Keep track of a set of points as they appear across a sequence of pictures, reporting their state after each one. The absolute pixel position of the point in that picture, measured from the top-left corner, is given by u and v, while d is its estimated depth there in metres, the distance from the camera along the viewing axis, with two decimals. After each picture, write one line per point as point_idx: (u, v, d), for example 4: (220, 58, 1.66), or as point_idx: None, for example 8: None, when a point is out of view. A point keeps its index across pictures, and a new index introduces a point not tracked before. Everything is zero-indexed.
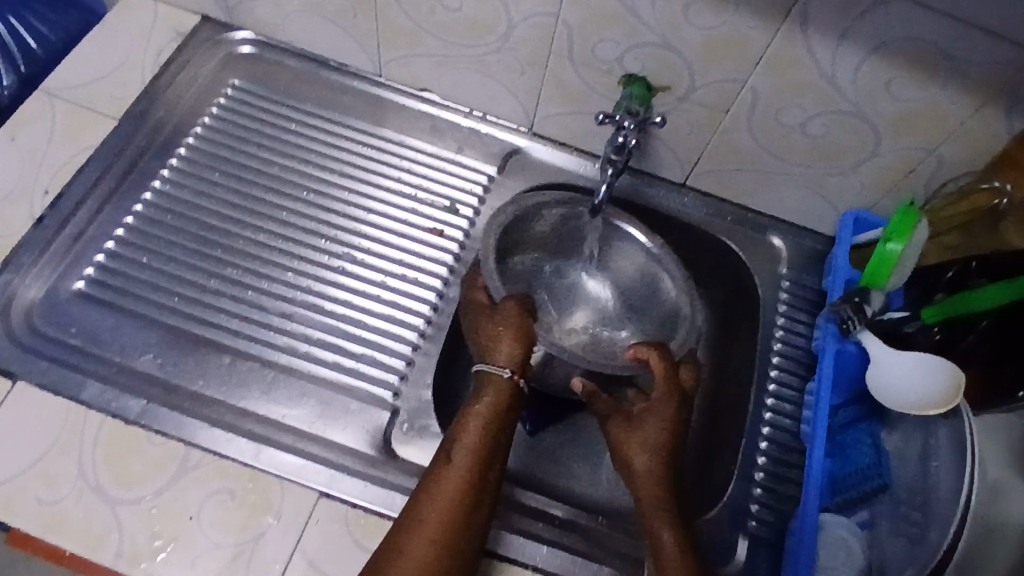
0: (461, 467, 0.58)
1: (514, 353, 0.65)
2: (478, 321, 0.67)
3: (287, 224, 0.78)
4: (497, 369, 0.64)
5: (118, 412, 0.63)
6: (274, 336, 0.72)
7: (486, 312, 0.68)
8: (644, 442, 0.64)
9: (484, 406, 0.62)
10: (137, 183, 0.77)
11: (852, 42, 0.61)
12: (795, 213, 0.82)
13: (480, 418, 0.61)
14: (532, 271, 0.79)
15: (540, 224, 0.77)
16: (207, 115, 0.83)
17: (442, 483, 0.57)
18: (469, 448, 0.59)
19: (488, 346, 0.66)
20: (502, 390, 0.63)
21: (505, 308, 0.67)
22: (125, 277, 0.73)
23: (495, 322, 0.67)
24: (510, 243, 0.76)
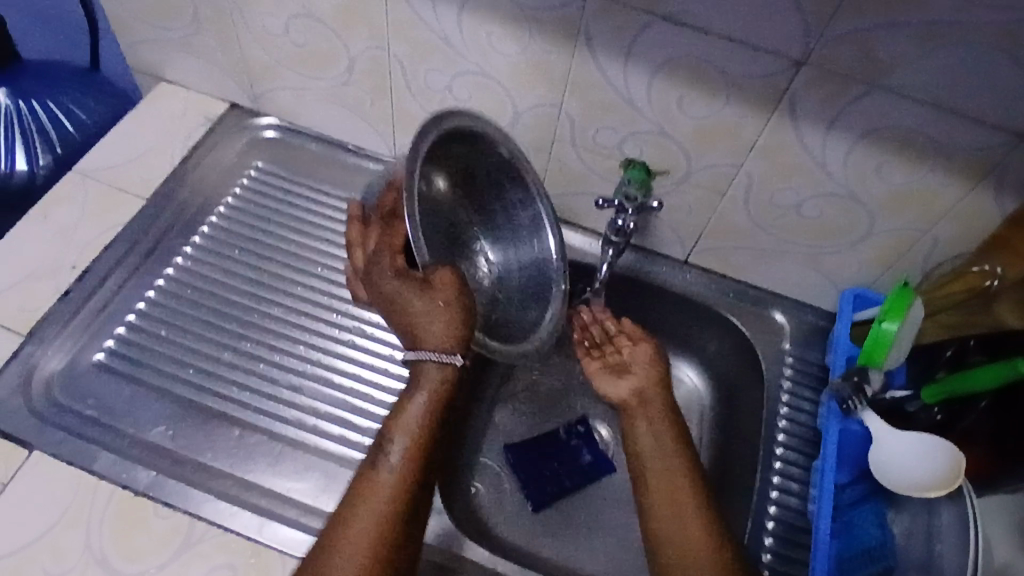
0: (390, 479, 0.58)
1: (452, 333, 0.61)
2: (409, 300, 0.62)
3: (300, 298, 0.81)
4: (445, 359, 0.61)
5: (128, 483, 0.64)
6: (283, 410, 0.73)
7: (416, 286, 0.62)
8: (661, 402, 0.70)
9: (415, 410, 0.60)
10: (160, 259, 0.81)
11: (840, 131, 0.64)
12: (797, 290, 0.83)
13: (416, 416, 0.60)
14: (437, 205, 0.70)
15: (457, 150, 0.70)
16: (230, 195, 0.88)
17: (372, 494, 0.57)
18: (399, 460, 0.58)
19: (421, 326, 0.61)
20: (435, 386, 0.61)
21: (438, 278, 0.62)
22: (143, 350, 0.75)
23: (434, 299, 0.61)
24: (433, 156, 0.68)
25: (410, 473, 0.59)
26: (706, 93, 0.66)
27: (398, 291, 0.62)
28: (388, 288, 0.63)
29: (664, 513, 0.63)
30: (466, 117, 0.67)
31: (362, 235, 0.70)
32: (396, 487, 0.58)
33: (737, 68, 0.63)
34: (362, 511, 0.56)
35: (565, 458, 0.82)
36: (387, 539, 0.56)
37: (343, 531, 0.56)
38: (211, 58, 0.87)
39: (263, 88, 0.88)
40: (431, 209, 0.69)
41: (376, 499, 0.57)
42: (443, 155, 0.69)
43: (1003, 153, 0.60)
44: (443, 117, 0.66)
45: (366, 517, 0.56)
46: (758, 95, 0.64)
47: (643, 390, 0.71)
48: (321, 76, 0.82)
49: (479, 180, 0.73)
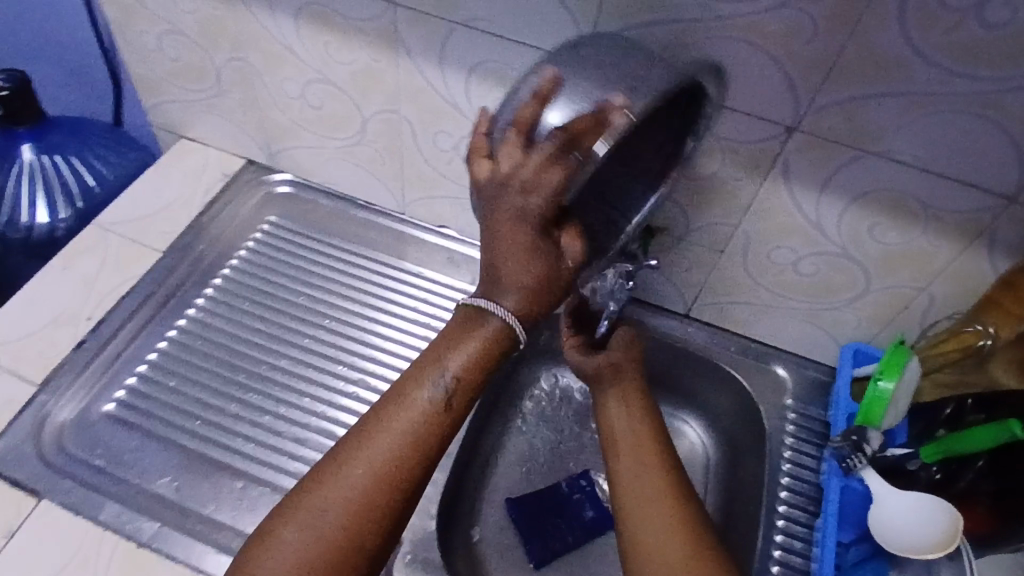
0: (429, 407, 0.54)
1: (530, 307, 0.57)
2: (539, 259, 0.56)
3: (307, 349, 0.83)
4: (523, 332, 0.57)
5: (132, 534, 0.65)
6: (287, 462, 0.74)
7: (549, 250, 0.56)
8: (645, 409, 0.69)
9: (461, 357, 0.56)
10: (173, 310, 0.84)
11: (833, 193, 0.66)
12: (798, 345, 0.84)
13: (462, 360, 0.56)
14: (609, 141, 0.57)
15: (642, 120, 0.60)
16: (243, 248, 0.90)
17: (401, 420, 0.54)
18: (440, 392, 0.55)
19: (509, 274, 0.56)
20: (490, 340, 0.56)
21: (568, 247, 0.58)
22: (152, 400, 0.77)
23: (552, 272, 0.56)
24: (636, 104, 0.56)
25: (455, 405, 0.55)
26: (704, 156, 0.68)
27: (529, 242, 0.56)
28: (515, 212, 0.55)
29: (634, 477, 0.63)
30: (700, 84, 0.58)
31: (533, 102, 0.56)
32: (427, 420, 0.54)
33: (733, 132, 0.65)
34: (389, 427, 0.54)
35: (567, 511, 0.81)
36: (405, 471, 0.53)
37: (359, 445, 0.53)
38: (231, 118, 0.91)
39: (279, 146, 0.91)
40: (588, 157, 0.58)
41: (406, 420, 0.54)
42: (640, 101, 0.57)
43: (992, 216, 0.62)
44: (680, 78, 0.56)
45: (388, 443, 0.53)
46: (753, 158, 0.67)
47: (617, 360, 0.73)
48: (335, 136, 0.86)
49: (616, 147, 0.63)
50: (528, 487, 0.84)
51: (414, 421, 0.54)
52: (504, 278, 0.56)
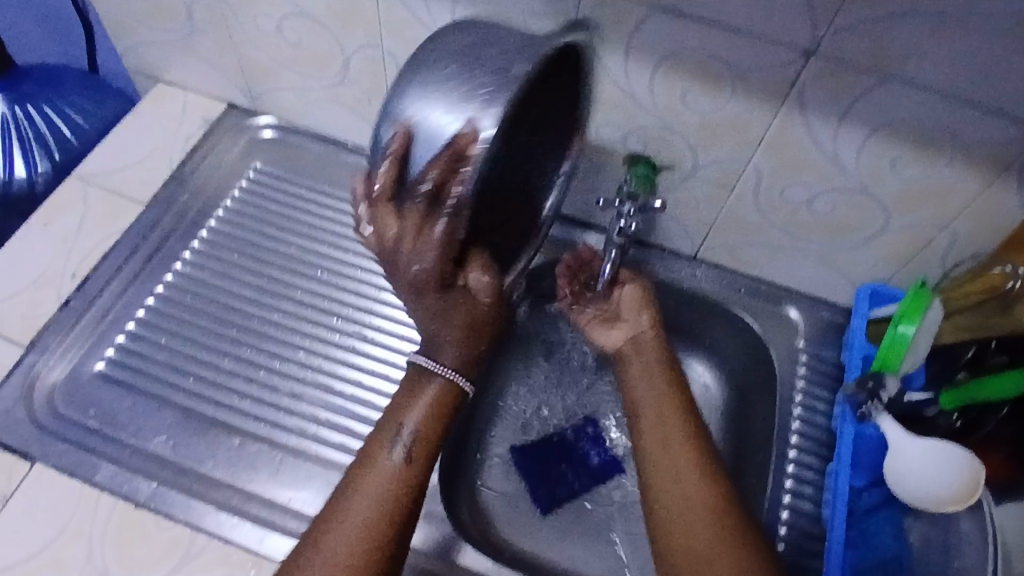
0: (396, 464, 0.58)
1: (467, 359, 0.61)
2: (453, 317, 0.59)
3: (300, 302, 0.80)
4: (450, 375, 0.60)
5: (129, 495, 0.65)
6: (284, 417, 0.73)
7: (459, 300, 0.59)
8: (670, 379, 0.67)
9: (414, 413, 0.60)
10: (159, 265, 0.80)
11: (852, 124, 0.61)
12: (811, 285, 0.80)
13: (416, 418, 0.60)
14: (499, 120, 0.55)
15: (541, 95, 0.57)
16: (229, 197, 0.87)
17: (371, 483, 0.57)
18: (403, 448, 0.59)
19: (443, 337, 0.60)
20: (438, 395, 0.60)
21: (476, 287, 0.59)
22: (143, 358, 0.75)
23: (469, 321, 0.60)
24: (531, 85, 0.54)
25: (418, 460, 0.59)
26: (711, 88, 0.63)
27: (436, 305, 0.58)
28: (418, 281, 0.57)
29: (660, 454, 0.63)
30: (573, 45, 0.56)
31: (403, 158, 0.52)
32: (397, 476, 0.58)
33: (742, 60, 0.60)
34: (363, 494, 0.57)
35: (573, 458, 0.80)
36: (384, 526, 0.55)
37: (335, 520, 0.56)
38: (208, 59, 0.85)
39: (261, 89, 0.86)
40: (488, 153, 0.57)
41: (379, 480, 0.57)
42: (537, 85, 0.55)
43: None
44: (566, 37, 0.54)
45: (364, 507, 0.56)
46: (764, 89, 0.62)
47: (639, 336, 0.72)
48: (318, 77, 0.81)
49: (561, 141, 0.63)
50: (531, 434, 0.82)
51: (381, 481, 0.57)
52: (441, 342, 0.61)
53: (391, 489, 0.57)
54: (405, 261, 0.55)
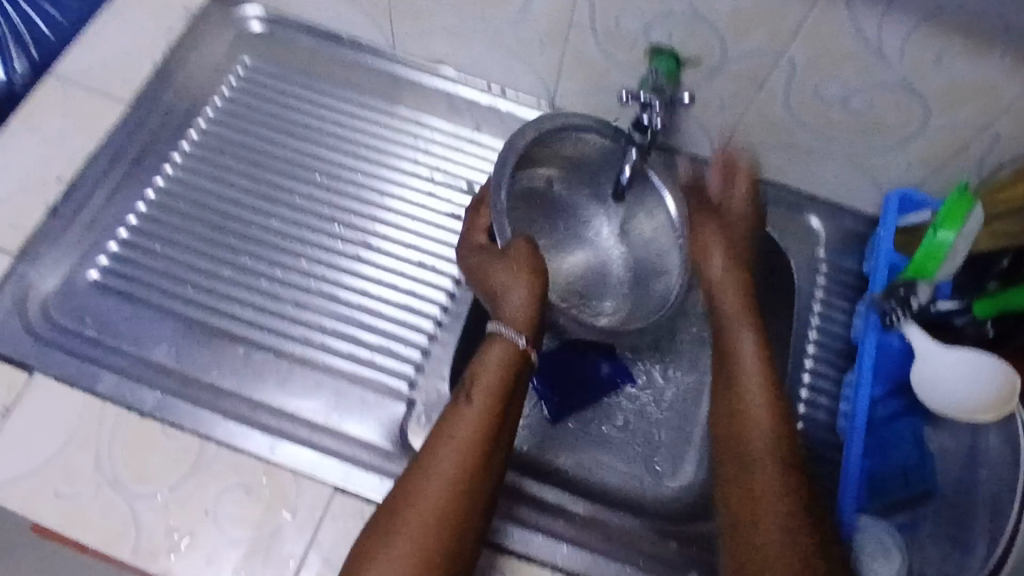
0: (477, 415, 0.55)
1: (529, 312, 0.59)
2: (492, 272, 0.61)
3: (299, 208, 0.76)
4: (509, 334, 0.58)
5: (134, 404, 0.63)
6: (288, 327, 0.70)
7: (496, 257, 0.62)
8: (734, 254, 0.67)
9: (489, 366, 0.57)
10: (148, 169, 0.76)
11: (900, 12, 0.56)
12: (835, 192, 0.77)
13: (491, 370, 0.57)
14: (534, 185, 0.73)
15: (571, 146, 0.71)
16: (218, 97, 0.81)
17: (455, 433, 0.54)
18: (481, 398, 0.56)
19: (504, 302, 0.60)
20: (506, 354, 0.58)
21: (515, 249, 0.61)
22: (137, 266, 0.71)
23: (510, 269, 0.60)
24: (535, 155, 0.70)
25: (495, 424, 0.55)
26: None
27: (479, 263, 0.63)
28: (480, 263, 0.63)
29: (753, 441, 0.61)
30: (588, 120, 0.68)
31: (472, 205, 0.68)
32: (479, 424, 0.55)
33: None
34: (448, 448, 0.53)
35: (588, 378, 0.75)
36: (471, 477, 0.53)
37: (422, 476, 0.52)
38: None
39: None
40: (518, 191, 0.72)
41: (463, 431, 0.54)
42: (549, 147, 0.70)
43: None
44: (563, 117, 0.68)
45: (449, 457, 0.53)
46: None
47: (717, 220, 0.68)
48: None
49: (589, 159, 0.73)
50: (552, 351, 0.76)
51: (465, 430, 0.54)
52: (501, 307, 0.60)
53: (475, 438, 0.54)
54: (469, 255, 0.64)
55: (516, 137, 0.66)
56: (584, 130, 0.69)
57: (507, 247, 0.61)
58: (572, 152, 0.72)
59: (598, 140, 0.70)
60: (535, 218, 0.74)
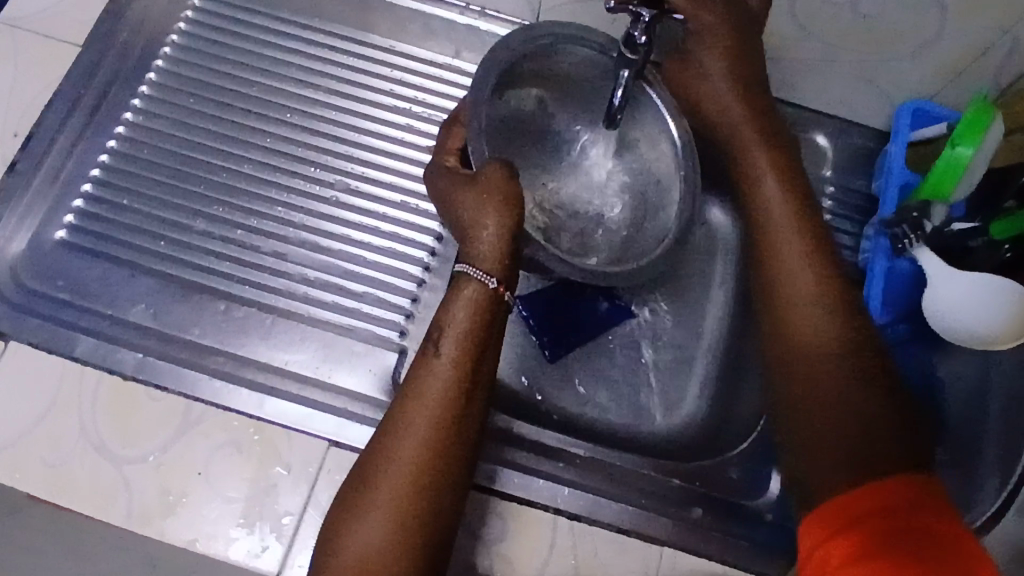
0: (445, 371, 0.52)
1: (498, 249, 0.54)
2: (461, 202, 0.56)
3: (272, 150, 0.71)
4: (480, 277, 0.53)
5: (115, 367, 0.61)
6: (269, 279, 0.67)
7: (465, 184, 0.56)
8: (728, 59, 0.62)
9: (457, 319, 0.53)
10: (107, 116, 0.71)
11: None
12: (843, 106, 0.71)
13: (459, 322, 0.53)
14: (517, 112, 0.65)
15: (558, 62, 0.64)
16: (175, 32, 0.75)
17: (423, 393, 0.51)
18: (449, 354, 0.52)
19: (476, 238, 0.54)
20: (475, 305, 0.53)
21: (487, 175, 0.54)
22: (106, 223, 0.68)
23: (478, 197, 0.54)
24: (518, 76, 0.62)
25: (466, 379, 0.52)
26: None
27: (448, 189, 0.57)
28: (448, 193, 0.57)
29: (804, 321, 0.58)
30: (585, 31, 0.61)
31: (447, 123, 0.63)
32: (449, 382, 0.51)
33: None
34: (417, 410, 0.51)
35: (583, 315, 0.72)
36: (443, 437, 0.50)
37: (391, 440, 0.50)
38: None
39: None
40: (503, 117, 0.63)
41: (431, 391, 0.51)
42: (532, 68, 0.63)
43: None
44: (560, 26, 0.61)
45: (418, 419, 0.50)
46: None
47: (702, 54, 0.63)
48: None
49: (578, 78, 0.65)
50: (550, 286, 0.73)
51: (433, 390, 0.51)
52: (469, 241, 0.55)
53: (445, 396, 0.51)
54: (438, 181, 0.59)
55: (500, 45, 0.59)
56: (579, 46, 0.62)
57: (478, 172, 0.55)
58: (564, 69, 0.64)
59: (596, 58, 0.63)
60: (520, 148, 0.66)
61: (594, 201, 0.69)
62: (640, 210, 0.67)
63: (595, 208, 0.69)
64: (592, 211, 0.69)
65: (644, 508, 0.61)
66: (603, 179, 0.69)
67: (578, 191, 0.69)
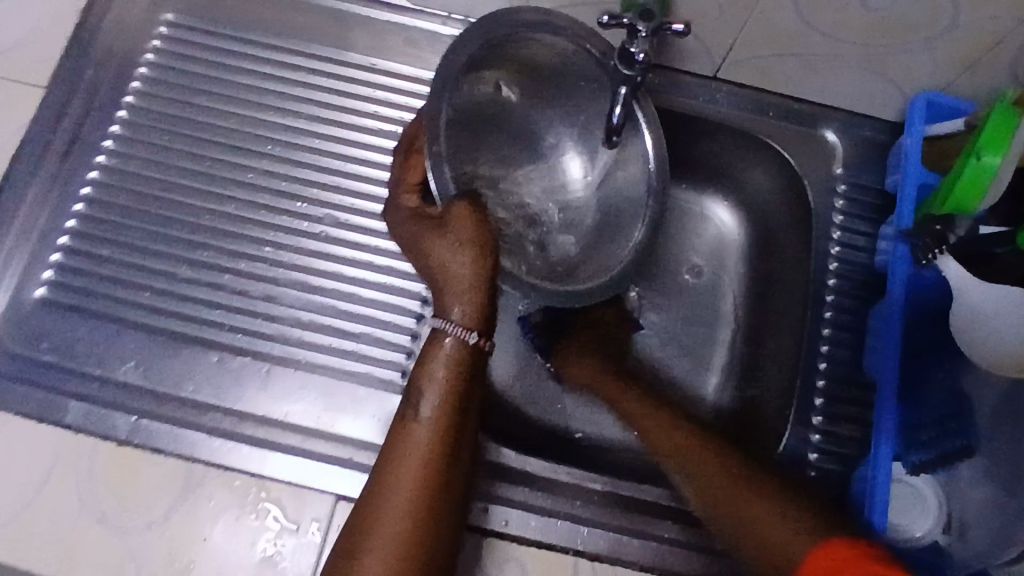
0: (427, 430, 0.48)
1: (474, 300, 0.50)
2: (431, 249, 0.52)
3: (254, 187, 0.67)
4: (458, 333, 0.50)
5: (108, 433, 0.59)
6: (262, 325, 0.64)
7: (432, 229, 0.52)
8: (583, 349, 0.67)
9: (436, 374, 0.50)
10: (78, 162, 0.67)
11: None
12: (852, 99, 0.68)
13: (438, 378, 0.50)
14: (480, 102, 0.59)
15: (527, 51, 0.58)
16: (144, 63, 0.70)
17: (405, 456, 0.48)
18: (431, 412, 0.49)
19: (449, 289, 0.51)
20: (454, 358, 0.50)
21: (453, 216, 0.50)
22: (88, 275, 0.64)
23: (448, 241, 0.51)
24: (484, 67, 0.58)
25: (450, 436, 0.49)
26: None
27: (416, 234, 0.53)
28: (416, 239, 0.53)
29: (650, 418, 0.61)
30: (564, 19, 0.56)
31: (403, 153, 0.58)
32: (432, 442, 0.48)
33: None
34: (400, 475, 0.47)
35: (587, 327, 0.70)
36: (430, 501, 0.47)
37: (374, 509, 0.47)
38: None
39: None
40: (464, 106, 0.57)
41: (414, 453, 0.48)
42: (498, 61, 0.58)
43: None
44: (531, 19, 0.56)
45: (402, 484, 0.47)
46: None
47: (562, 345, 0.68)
48: None
49: (549, 72, 0.60)
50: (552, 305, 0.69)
51: (416, 451, 0.48)
52: (444, 291, 0.51)
53: (429, 457, 0.48)
54: (401, 225, 0.55)
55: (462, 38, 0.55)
56: (552, 36, 0.56)
57: (443, 214, 0.51)
58: (536, 58, 0.58)
59: (571, 50, 0.57)
60: (484, 144, 0.61)
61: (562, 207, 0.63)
62: (611, 218, 0.61)
63: (564, 215, 0.63)
64: (561, 218, 0.63)
65: (662, 542, 0.60)
66: (574, 185, 0.63)
67: (548, 196, 0.64)
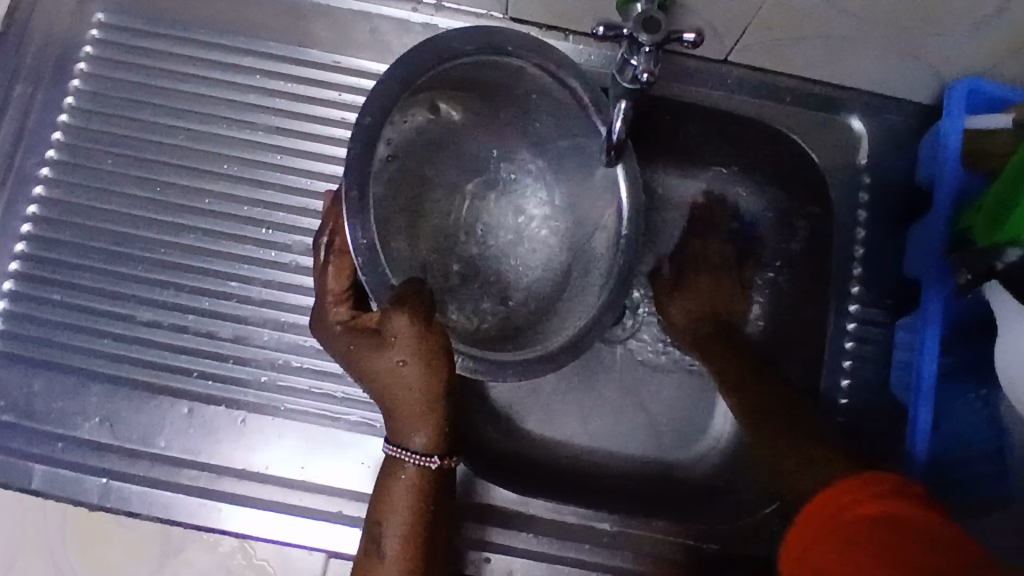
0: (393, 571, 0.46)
1: (433, 423, 0.45)
2: (375, 373, 0.45)
3: (212, 214, 0.61)
4: (420, 461, 0.45)
5: (78, 497, 0.56)
6: (234, 369, 0.59)
7: (373, 347, 0.44)
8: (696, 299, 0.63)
9: (396, 507, 0.46)
10: (15, 195, 0.60)
11: None
12: (881, 83, 0.59)
13: (400, 511, 0.46)
14: (417, 131, 0.51)
15: (476, 74, 0.50)
16: (76, 75, 0.62)
17: None
18: (395, 548, 0.46)
19: (404, 415, 0.45)
20: (414, 489, 0.46)
21: (395, 334, 0.43)
22: (37, 323, 0.59)
23: (394, 365, 0.44)
24: (425, 97, 0.50)
25: (418, 569, 0.46)
26: None
27: (352, 351, 0.45)
28: (355, 358, 0.45)
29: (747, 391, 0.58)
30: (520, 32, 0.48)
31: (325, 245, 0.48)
32: None
33: None
34: None
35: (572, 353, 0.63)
36: None
37: None
38: None
39: None
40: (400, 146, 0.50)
41: None
42: (444, 89, 0.51)
43: None
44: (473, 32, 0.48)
45: None
46: None
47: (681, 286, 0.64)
48: None
49: (503, 90, 0.53)
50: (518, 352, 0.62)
51: None
52: (398, 417, 0.45)
53: None
54: (335, 342, 0.46)
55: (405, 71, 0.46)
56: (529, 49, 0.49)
57: (384, 332, 0.43)
58: (488, 79, 0.51)
59: (546, 80, 0.50)
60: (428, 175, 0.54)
61: (518, 236, 0.57)
62: (576, 255, 0.56)
63: (521, 248, 0.57)
64: (516, 252, 0.57)
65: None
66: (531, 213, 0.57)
67: (502, 227, 0.57)
